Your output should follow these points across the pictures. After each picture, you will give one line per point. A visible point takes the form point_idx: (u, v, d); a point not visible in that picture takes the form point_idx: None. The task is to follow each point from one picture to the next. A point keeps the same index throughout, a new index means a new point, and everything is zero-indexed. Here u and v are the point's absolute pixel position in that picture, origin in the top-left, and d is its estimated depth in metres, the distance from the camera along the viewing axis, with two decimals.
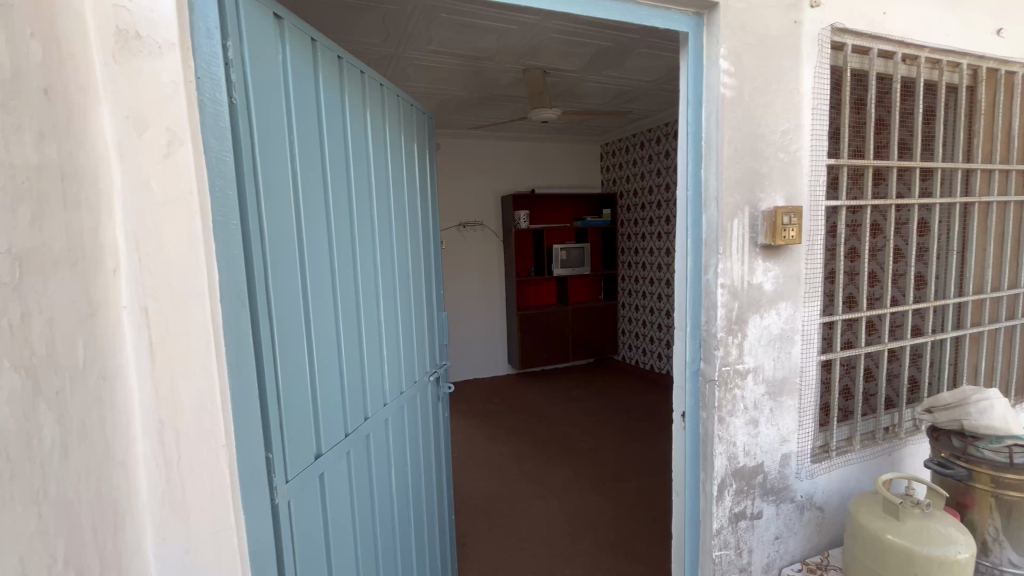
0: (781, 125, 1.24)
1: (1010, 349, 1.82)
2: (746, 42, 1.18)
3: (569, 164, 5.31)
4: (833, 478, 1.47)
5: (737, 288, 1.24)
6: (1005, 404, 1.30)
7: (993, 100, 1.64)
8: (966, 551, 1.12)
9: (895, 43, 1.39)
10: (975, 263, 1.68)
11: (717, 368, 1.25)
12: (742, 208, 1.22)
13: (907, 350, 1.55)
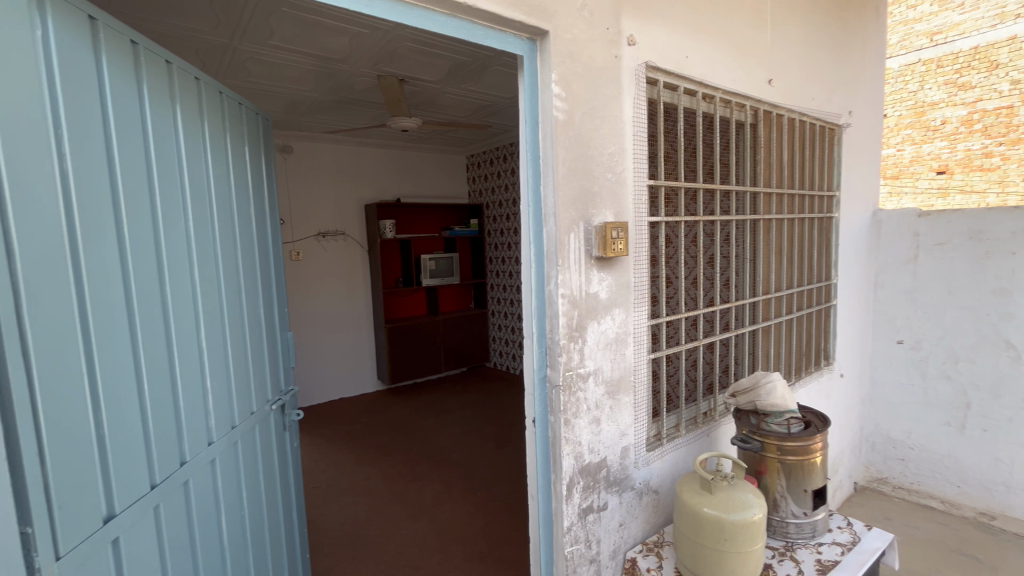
0: (608, 148, 1.37)
1: (789, 337, 2.25)
2: (574, 69, 1.27)
3: (435, 174, 5.30)
4: (664, 463, 1.66)
5: (576, 298, 1.33)
6: (784, 385, 1.61)
7: (769, 137, 2.02)
8: (760, 512, 1.34)
9: (696, 83, 1.63)
10: (763, 270, 2.05)
11: (561, 373, 1.32)
12: (577, 223, 1.31)
13: (716, 345, 1.84)
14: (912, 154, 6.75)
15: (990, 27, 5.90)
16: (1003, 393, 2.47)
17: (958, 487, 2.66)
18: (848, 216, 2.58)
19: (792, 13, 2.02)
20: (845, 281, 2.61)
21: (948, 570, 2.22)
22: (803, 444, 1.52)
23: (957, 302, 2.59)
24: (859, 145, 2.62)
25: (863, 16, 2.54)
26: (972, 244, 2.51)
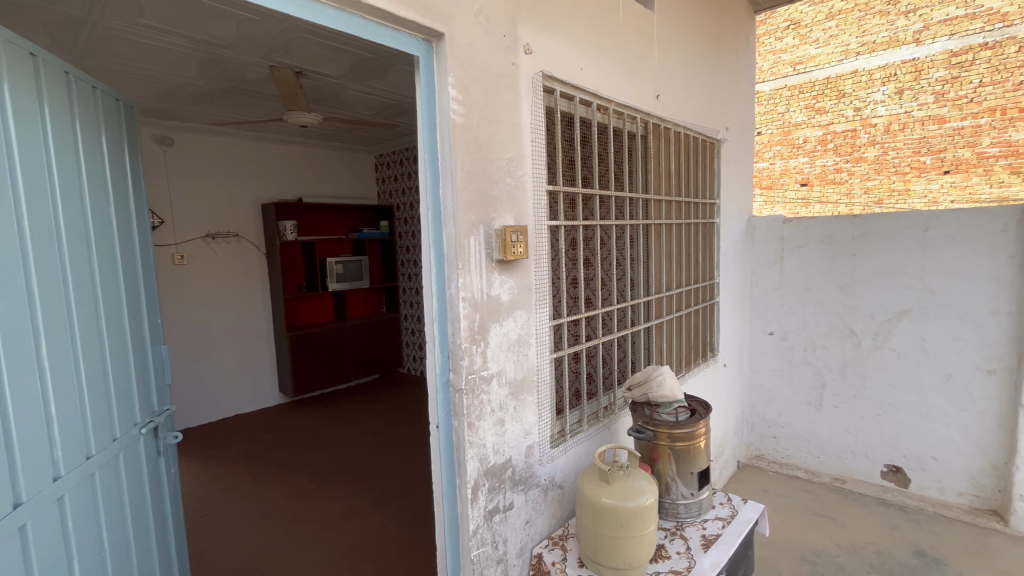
0: (506, 153, 1.40)
1: (679, 333, 2.46)
2: (471, 74, 1.28)
3: (341, 174, 5.06)
4: (568, 458, 1.72)
5: (478, 301, 1.34)
6: (672, 377, 1.75)
7: (658, 148, 2.18)
8: (653, 497, 1.44)
9: (590, 95, 1.72)
10: (654, 271, 2.22)
11: (463, 377, 1.32)
12: (477, 226, 1.32)
13: (614, 343, 1.96)
14: (781, 167, 7.65)
15: (839, 62, 6.92)
16: (850, 374, 2.90)
17: (818, 457, 3.07)
18: (727, 222, 2.87)
19: (675, 36, 2.21)
20: (726, 280, 2.89)
21: (810, 531, 2.54)
22: (690, 430, 1.66)
23: (813, 296, 2.98)
24: (735, 159, 2.92)
25: (736, 43, 2.84)
26: (824, 247, 2.92)
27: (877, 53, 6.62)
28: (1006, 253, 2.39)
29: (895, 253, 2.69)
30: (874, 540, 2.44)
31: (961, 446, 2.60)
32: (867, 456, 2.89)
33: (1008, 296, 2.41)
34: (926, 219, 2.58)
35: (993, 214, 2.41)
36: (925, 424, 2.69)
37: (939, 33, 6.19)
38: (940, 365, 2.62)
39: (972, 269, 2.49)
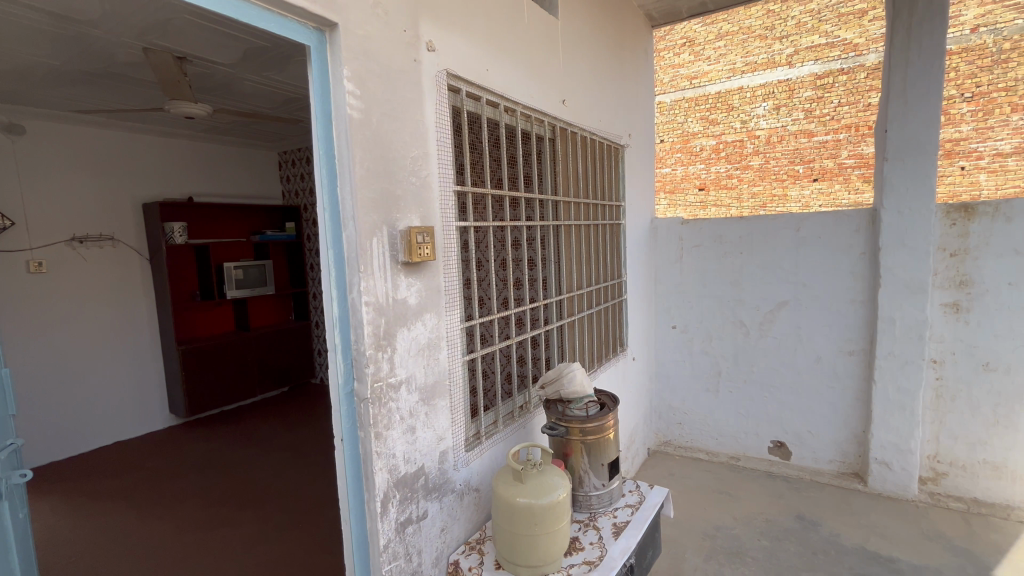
0: (410, 152, 1.35)
1: (591, 330, 2.56)
2: (369, 68, 1.22)
3: (239, 171, 4.66)
4: (484, 460, 1.71)
5: (382, 305, 1.28)
6: (583, 373, 1.80)
7: (566, 151, 2.25)
8: (564, 491, 1.48)
9: (497, 96, 1.73)
10: (566, 270, 2.29)
11: (369, 386, 1.26)
12: (380, 228, 1.26)
13: (528, 342, 1.99)
14: (683, 172, 8.28)
15: (727, 78, 7.63)
16: (741, 361, 3.19)
17: (717, 439, 3.34)
18: (632, 223, 3.03)
19: (578, 44, 2.29)
20: (632, 278, 3.06)
21: (711, 507, 2.76)
22: (600, 424, 1.72)
23: (709, 291, 3.25)
24: (638, 163, 3.10)
25: (636, 55, 3.02)
26: (716, 246, 3.19)
27: (758, 73, 7.38)
28: (860, 250, 2.77)
29: (774, 251, 3.00)
30: (763, 510, 2.71)
31: (830, 420, 2.97)
32: (757, 435, 3.20)
33: (862, 287, 2.79)
34: (798, 220, 2.91)
35: (850, 216, 2.78)
36: (802, 402, 3.04)
37: (807, 58, 7.02)
38: (812, 350, 2.96)
39: (834, 264, 2.84)
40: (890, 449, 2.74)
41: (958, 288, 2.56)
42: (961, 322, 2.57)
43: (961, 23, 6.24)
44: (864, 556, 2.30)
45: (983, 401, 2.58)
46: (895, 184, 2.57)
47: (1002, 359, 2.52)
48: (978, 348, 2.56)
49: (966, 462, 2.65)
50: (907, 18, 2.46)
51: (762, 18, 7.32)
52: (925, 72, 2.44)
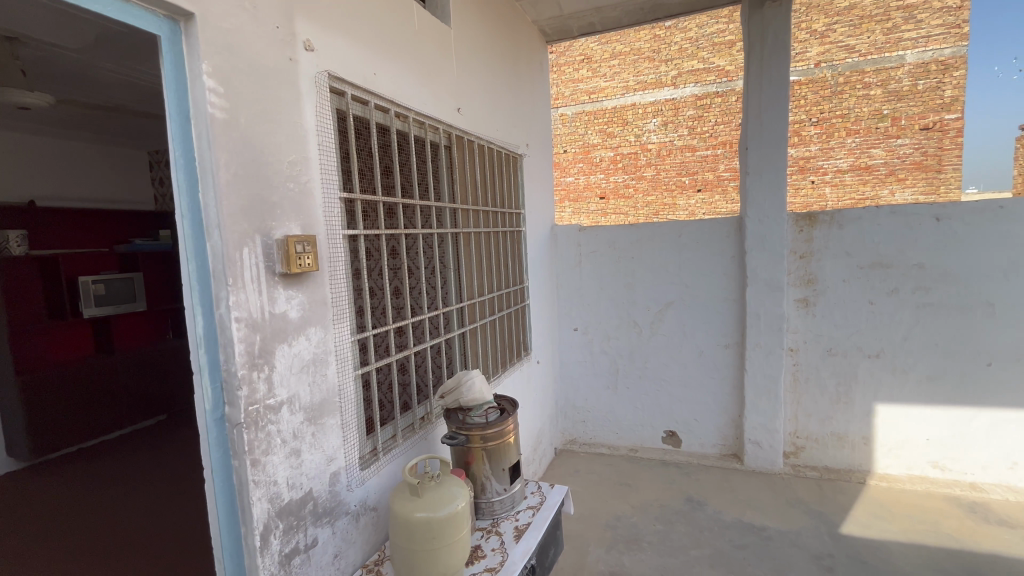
0: (287, 156, 1.27)
1: (494, 335, 2.60)
2: (235, 64, 1.13)
3: (95, 171, 4.08)
4: (381, 477, 1.65)
5: (257, 320, 1.18)
6: (482, 380, 1.81)
7: (463, 158, 2.27)
8: (464, 501, 1.46)
9: (386, 100, 1.69)
10: (466, 277, 2.30)
11: (241, 410, 1.15)
12: (252, 237, 1.17)
13: (428, 351, 1.96)
14: (585, 182, 8.71)
15: (621, 95, 8.18)
16: (636, 359, 3.41)
17: (617, 433, 3.55)
18: (532, 229, 3.13)
19: (473, 54, 2.32)
20: (534, 283, 3.14)
21: (612, 499, 2.91)
22: (499, 429, 1.73)
23: (606, 294, 3.44)
24: (536, 172, 3.20)
25: (531, 67, 3.13)
26: (611, 251, 3.39)
27: (648, 91, 8.01)
28: (731, 253, 3.10)
29: (660, 255, 3.26)
30: (658, 496, 2.91)
31: (712, 407, 3.28)
32: (651, 426, 3.44)
33: (733, 286, 3.12)
34: (679, 227, 3.19)
35: (722, 223, 3.10)
36: (688, 393, 3.32)
37: (688, 80, 7.76)
38: (695, 345, 3.26)
39: (710, 266, 3.15)
40: (760, 430, 3.10)
41: (807, 285, 2.97)
42: (810, 314, 2.98)
43: (807, 59, 7.26)
44: (742, 528, 2.56)
45: (829, 381, 3.01)
46: (756, 195, 2.92)
47: (841, 345, 2.95)
48: (824, 336, 2.98)
49: (818, 435, 3.07)
50: (759, 50, 2.82)
51: (650, 41, 7.96)
52: (775, 98, 2.80)
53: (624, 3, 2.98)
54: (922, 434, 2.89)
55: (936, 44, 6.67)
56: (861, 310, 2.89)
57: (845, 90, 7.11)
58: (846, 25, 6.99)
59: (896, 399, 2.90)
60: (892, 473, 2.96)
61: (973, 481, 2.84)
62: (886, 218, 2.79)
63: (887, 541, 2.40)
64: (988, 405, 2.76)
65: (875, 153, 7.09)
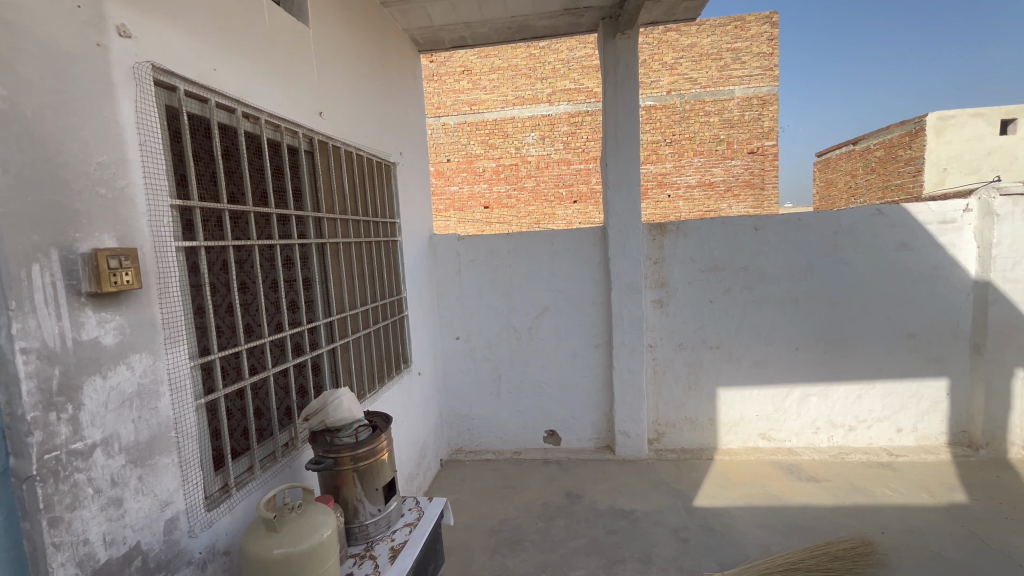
0: (95, 157, 1.09)
1: (369, 349, 2.50)
2: (16, 45, 0.94)
3: None
4: (235, 516, 1.48)
5: (54, 351, 0.99)
6: (350, 397, 1.72)
7: (328, 165, 2.16)
8: (330, 529, 1.37)
9: (231, 99, 1.55)
10: (334, 290, 2.19)
11: (34, 460, 0.95)
12: (45, 251, 0.98)
13: (291, 371, 1.82)
14: (468, 191, 8.79)
15: (501, 108, 8.44)
16: (516, 364, 3.52)
17: (502, 437, 3.62)
18: (409, 239, 3.08)
19: (336, 56, 2.23)
20: (412, 293, 3.09)
21: (497, 504, 2.95)
22: (370, 447, 1.66)
23: (486, 302, 3.51)
24: (411, 180, 3.16)
25: (402, 75, 3.09)
26: (488, 260, 3.47)
27: (525, 106, 8.38)
28: (597, 260, 3.36)
29: (534, 263, 3.41)
30: (540, 494, 3.03)
31: (587, 404, 3.50)
32: (533, 427, 3.58)
33: (600, 290, 3.38)
34: (551, 236, 3.38)
35: (588, 233, 3.35)
36: (566, 393, 3.51)
37: (562, 98, 8.30)
38: (570, 347, 3.46)
39: (580, 272, 3.38)
40: (628, 421, 3.38)
41: (661, 287, 3.33)
42: (664, 313, 3.35)
43: (660, 87, 8.14)
44: (614, 514, 2.77)
45: (681, 372, 3.40)
46: (616, 207, 3.20)
47: (690, 339, 3.36)
48: (676, 332, 3.36)
49: (676, 420, 3.45)
50: (614, 76, 3.10)
51: (526, 59, 8.34)
52: (628, 119, 3.11)
53: (493, 20, 3.09)
54: (753, 411, 3.40)
55: (756, 82, 7.97)
56: (704, 308, 3.32)
57: (691, 117, 8.15)
58: (689, 60, 8.02)
59: (732, 383, 3.38)
60: (732, 447, 3.44)
61: (790, 446, 3.41)
62: (719, 228, 3.24)
63: (729, 508, 2.77)
64: (798, 382, 3.34)
65: (715, 172, 8.24)
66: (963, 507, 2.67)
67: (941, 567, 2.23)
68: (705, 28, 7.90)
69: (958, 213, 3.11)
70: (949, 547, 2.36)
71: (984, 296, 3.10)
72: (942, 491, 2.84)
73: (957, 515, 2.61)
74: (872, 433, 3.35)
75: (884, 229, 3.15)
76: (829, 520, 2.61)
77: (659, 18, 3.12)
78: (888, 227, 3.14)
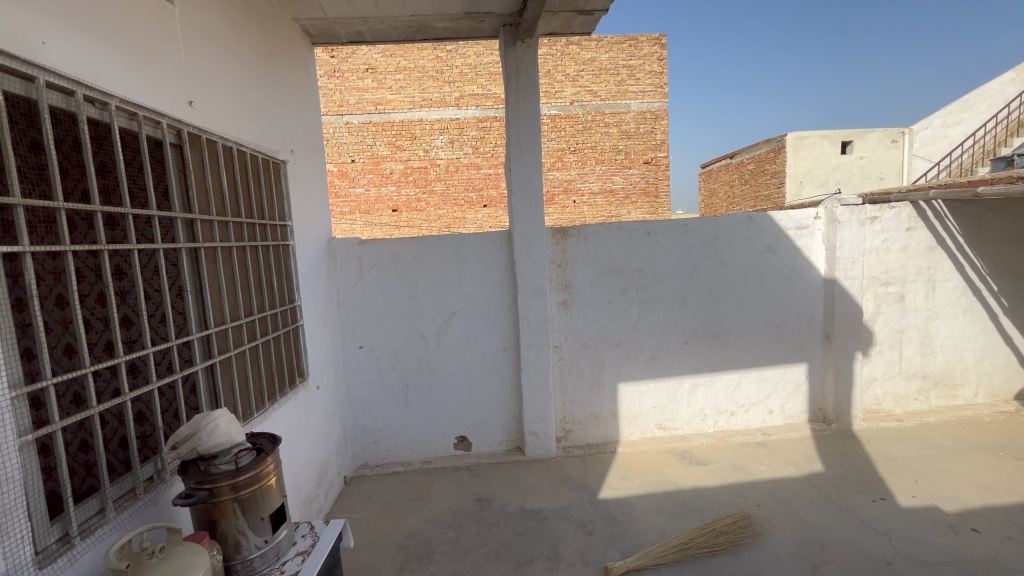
0: None
1: (256, 364, 2.28)
2: None
3: None
4: (78, 571, 1.26)
5: None
6: (229, 419, 1.53)
7: (201, 162, 1.94)
8: (200, 570, 1.21)
9: (69, 80, 1.32)
10: (212, 300, 1.97)
11: None
12: None
13: (155, 395, 1.60)
14: (375, 194, 8.43)
15: (408, 109, 8.24)
16: (425, 371, 3.43)
17: (411, 448, 3.51)
18: (303, 243, 2.87)
19: (210, 40, 2.02)
20: (308, 302, 2.88)
21: (405, 517, 2.85)
22: (253, 474, 1.49)
23: (390, 309, 3.38)
24: (304, 181, 2.95)
25: (292, 68, 2.88)
26: (393, 265, 3.34)
27: (433, 109, 8.27)
28: (504, 264, 3.38)
29: (440, 267, 3.35)
30: (450, 503, 2.97)
31: (496, 407, 3.51)
32: (443, 435, 3.51)
33: (507, 293, 3.41)
34: (457, 240, 3.34)
35: (494, 237, 3.36)
36: (476, 397, 3.48)
37: (469, 103, 8.32)
38: (478, 351, 3.44)
39: (487, 276, 3.38)
40: (537, 421, 3.44)
41: (565, 289, 3.44)
42: (568, 315, 3.47)
43: (563, 97, 8.47)
44: (523, 515, 2.79)
45: (586, 370, 3.54)
46: (520, 212, 3.25)
47: (593, 338, 3.51)
48: (579, 332, 3.49)
49: (581, 417, 3.58)
50: (515, 83, 3.15)
51: (432, 61, 8.23)
52: (530, 126, 3.18)
53: (391, 18, 2.99)
54: (650, 403, 3.64)
55: (649, 98, 8.62)
56: (604, 308, 3.49)
57: (592, 127, 8.59)
58: (590, 74, 8.45)
59: (631, 378, 3.59)
60: (632, 438, 3.65)
61: (682, 433, 3.69)
62: (616, 232, 3.42)
63: (630, 497, 2.93)
64: (687, 374, 3.63)
65: (615, 180, 8.76)
66: (821, 476, 3.07)
67: (804, 531, 2.54)
68: (604, 44, 8.37)
69: (810, 220, 3.60)
70: (810, 512, 2.70)
71: (831, 291, 3.60)
72: (804, 463, 3.25)
73: (816, 483, 2.99)
74: (749, 417, 3.74)
75: (754, 233, 3.54)
76: (715, 499, 2.86)
77: (557, 30, 3.23)
78: (757, 231, 3.54)
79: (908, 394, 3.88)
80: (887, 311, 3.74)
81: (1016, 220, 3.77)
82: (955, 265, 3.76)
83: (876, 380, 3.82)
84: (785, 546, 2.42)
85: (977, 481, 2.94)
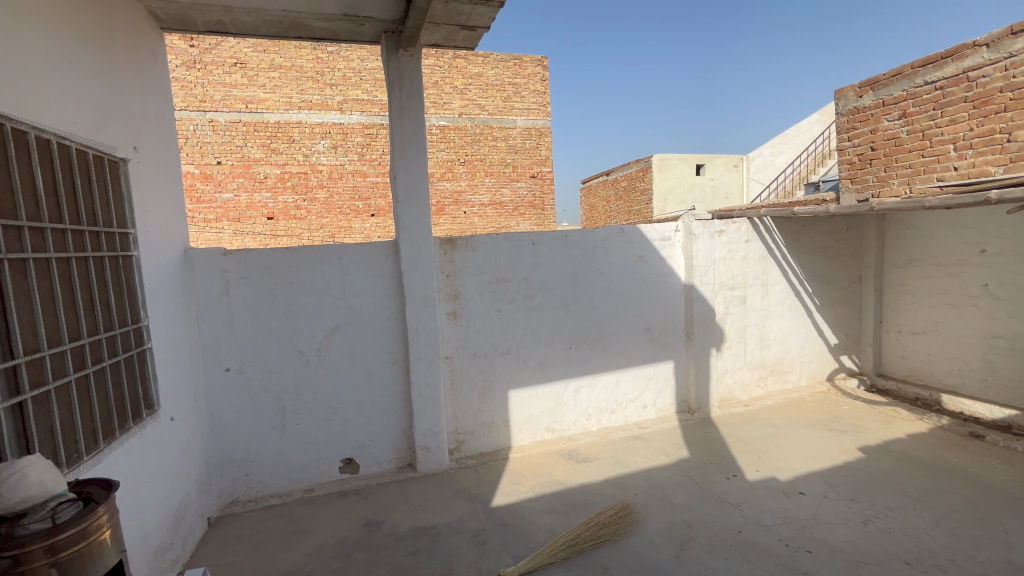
0: None
1: (86, 397, 1.92)
2: None
3: None
4: None
5: None
6: (43, 466, 1.25)
7: (4, 156, 1.60)
8: None
9: None
10: (22, 324, 1.62)
11: None
12: None
13: None
14: (247, 200, 7.64)
15: (284, 110, 7.65)
16: (304, 392, 3.17)
17: (289, 477, 3.20)
18: (150, 254, 2.50)
19: (20, 12, 1.68)
20: (158, 320, 2.51)
21: (282, 554, 2.59)
22: (76, 530, 1.24)
23: (262, 326, 3.08)
24: (151, 182, 2.58)
25: (135, 55, 2.52)
26: (265, 277, 3.06)
27: (313, 111, 7.78)
28: (389, 275, 3.27)
29: (320, 278, 3.14)
30: (334, 531, 2.77)
31: (384, 424, 3.36)
32: (326, 459, 3.26)
33: (394, 305, 3.30)
34: (339, 250, 3.16)
35: (379, 248, 3.24)
36: (362, 416, 3.30)
37: (354, 108, 7.99)
38: (365, 367, 3.28)
39: (372, 288, 3.25)
40: (428, 435, 3.37)
41: (454, 300, 3.44)
42: (458, 325, 3.46)
43: (451, 108, 8.51)
44: (415, 534, 2.71)
45: (476, 379, 3.56)
46: (406, 222, 3.19)
47: (482, 348, 3.55)
48: (469, 342, 3.51)
49: (473, 427, 3.59)
50: (398, 91, 3.10)
51: (312, 61, 7.76)
52: (414, 135, 3.14)
53: (258, 10, 2.75)
54: (539, 407, 3.77)
55: (534, 116, 9.04)
56: (493, 317, 3.55)
57: (480, 140, 8.75)
58: (477, 88, 8.62)
59: (522, 385, 3.69)
60: (523, 443, 3.75)
61: (569, 434, 3.88)
62: (502, 243, 3.51)
63: (522, 501, 2.99)
64: (573, 377, 3.84)
65: (503, 192, 9.02)
66: (688, 461, 3.43)
67: (676, 513, 2.80)
68: (490, 61, 8.60)
69: (672, 233, 4.04)
70: (679, 494, 3.00)
71: (690, 295, 4.06)
72: (673, 450, 3.60)
73: (684, 468, 3.33)
74: (627, 413, 4.05)
75: (626, 244, 3.87)
76: (600, 493, 3.05)
77: (441, 42, 3.24)
78: (628, 243, 3.88)
79: (753, 382, 4.51)
80: (734, 311, 4.34)
81: (822, 234, 4.60)
82: (782, 271, 4.48)
83: (728, 372, 4.40)
84: (660, 529, 2.66)
85: (804, 452, 3.50)
